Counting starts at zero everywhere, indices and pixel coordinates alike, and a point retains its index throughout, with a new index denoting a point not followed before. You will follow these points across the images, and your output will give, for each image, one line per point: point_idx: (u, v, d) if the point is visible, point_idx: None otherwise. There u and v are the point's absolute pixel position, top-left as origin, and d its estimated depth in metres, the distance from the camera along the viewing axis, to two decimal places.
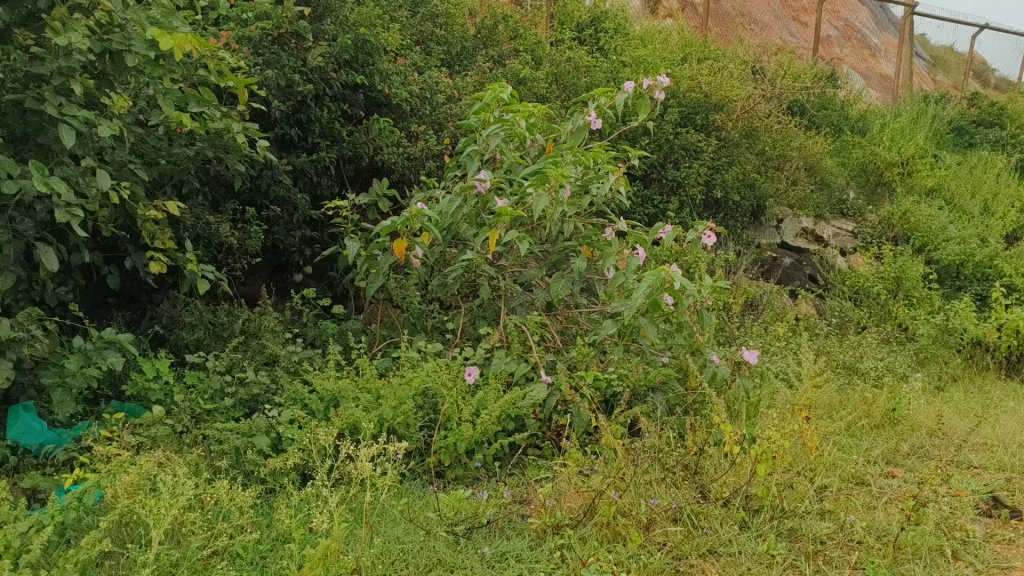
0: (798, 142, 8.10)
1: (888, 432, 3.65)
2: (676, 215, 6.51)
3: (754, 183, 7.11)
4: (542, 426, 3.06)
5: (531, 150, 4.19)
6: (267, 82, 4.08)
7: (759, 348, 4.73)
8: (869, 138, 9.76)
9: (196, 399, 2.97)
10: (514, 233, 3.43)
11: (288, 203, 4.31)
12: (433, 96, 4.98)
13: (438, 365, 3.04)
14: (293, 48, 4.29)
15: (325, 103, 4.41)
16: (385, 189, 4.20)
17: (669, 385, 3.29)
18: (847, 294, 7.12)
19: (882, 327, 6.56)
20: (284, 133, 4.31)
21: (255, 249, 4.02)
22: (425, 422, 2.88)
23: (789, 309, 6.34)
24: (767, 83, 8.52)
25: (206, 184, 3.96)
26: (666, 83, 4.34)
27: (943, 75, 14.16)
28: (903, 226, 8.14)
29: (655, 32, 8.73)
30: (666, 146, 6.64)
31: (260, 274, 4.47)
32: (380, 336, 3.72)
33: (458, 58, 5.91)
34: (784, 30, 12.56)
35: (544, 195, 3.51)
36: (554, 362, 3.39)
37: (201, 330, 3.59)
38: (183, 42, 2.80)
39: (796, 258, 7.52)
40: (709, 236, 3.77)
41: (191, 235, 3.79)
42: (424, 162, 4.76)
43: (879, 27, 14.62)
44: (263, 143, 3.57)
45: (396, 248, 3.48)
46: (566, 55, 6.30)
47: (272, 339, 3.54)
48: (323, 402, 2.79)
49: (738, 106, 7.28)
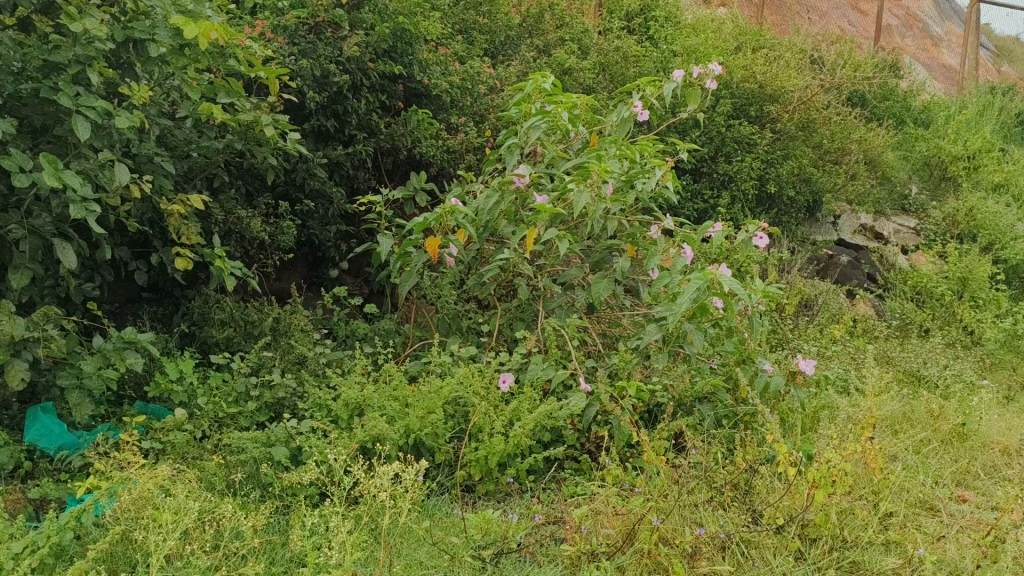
0: (858, 135, 7.75)
1: (956, 449, 3.39)
2: (727, 211, 6.25)
3: (811, 178, 6.80)
4: (580, 438, 2.88)
5: (574, 143, 4.02)
6: (303, 73, 3.96)
7: (814, 353, 4.48)
8: (933, 131, 9.33)
9: (220, 403, 2.86)
10: (553, 231, 3.23)
11: (323, 197, 4.18)
12: (475, 87, 4.82)
13: (471, 372, 2.88)
14: (329, 37, 4.15)
15: (362, 93, 4.25)
16: (422, 182, 4.02)
17: (718, 396, 3.08)
18: (908, 295, 6.79)
19: (946, 331, 6.21)
20: (319, 125, 4.18)
21: (287, 245, 3.91)
22: (455, 433, 2.72)
23: (845, 310, 6.05)
24: (825, 74, 8.17)
25: (238, 178, 3.86)
26: (718, 72, 4.11)
27: (1009, 66, 13.51)
28: (968, 223, 7.74)
29: (708, 20, 8.42)
30: (718, 139, 6.36)
31: (295, 271, 4.37)
32: (414, 337, 3.57)
33: (502, 48, 5.74)
34: (843, 19, 12.08)
35: (586, 191, 3.31)
36: (594, 369, 3.20)
37: (230, 329, 3.49)
38: (206, 30, 2.68)
39: (854, 256, 7.19)
40: (762, 238, 3.54)
41: (223, 231, 3.69)
42: (464, 156, 4.60)
43: (942, 17, 14.03)
44: (295, 136, 3.45)
45: (429, 246, 3.33)
46: (614, 44, 6.07)
47: (301, 339, 3.42)
48: (348, 409, 2.64)
49: (795, 98, 6.95)
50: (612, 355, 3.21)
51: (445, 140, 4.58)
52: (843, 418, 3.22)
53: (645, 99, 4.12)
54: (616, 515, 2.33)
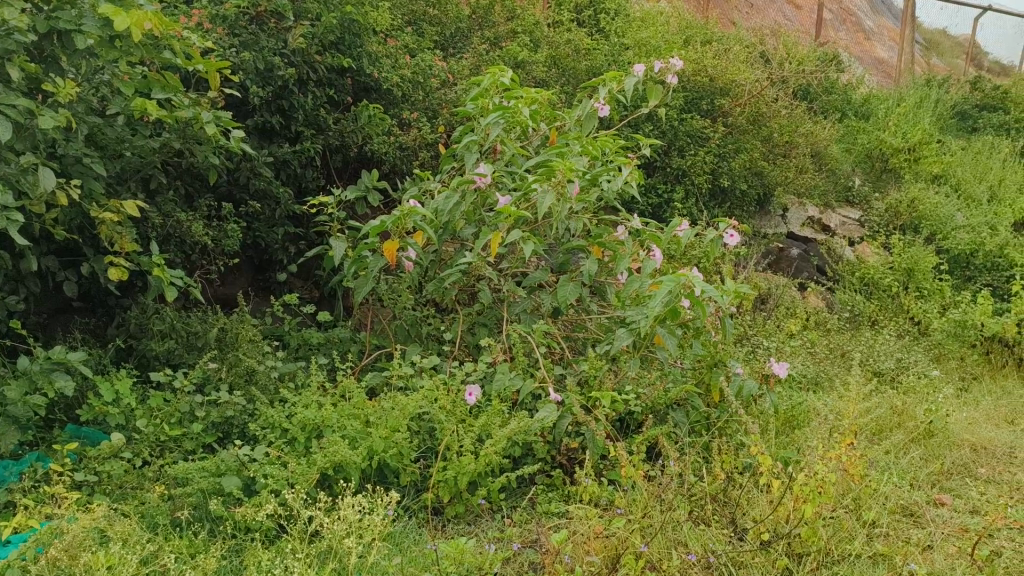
0: (806, 128, 7.76)
1: (924, 447, 3.36)
2: (681, 206, 6.17)
3: (763, 172, 6.78)
4: (551, 451, 2.75)
5: (533, 140, 3.91)
6: (245, 65, 3.72)
7: (773, 350, 4.43)
8: (874, 123, 9.44)
9: (163, 425, 2.64)
10: (518, 233, 3.07)
11: (269, 198, 3.95)
12: (426, 81, 4.64)
13: (435, 385, 2.72)
14: (272, 28, 3.93)
15: (310, 88, 4.04)
16: (375, 181, 3.82)
17: (692, 402, 2.98)
18: (856, 286, 6.83)
19: (896, 322, 6.25)
20: (264, 122, 3.94)
21: (232, 249, 3.68)
22: (421, 452, 2.56)
23: (799, 304, 6.03)
24: (771, 66, 8.18)
25: (177, 179, 3.61)
26: (679, 67, 4.04)
27: (938, 59, 13.81)
28: (910, 215, 7.81)
29: (655, 13, 8.36)
30: (670, 133, 6.28)
31: (240, 276, 4.13)
32: (371, 345, 3.39)
33: (452, 40, 5.55)
34: (780, 13, 12.17)
35: (551, 191, 3.16)
36: (563, 377, 3.07)
37: (173, 341, 3.26)
38: (140, 21, 2.45)
39: (804, 249, 7.20)
40: (733, 236, 3.49)
41: (161, 236, 3.44)
42: (417, 153, 4.43)
43: (873, 11, 14.32)
44: (238, 134, 3.22)
45: (387, 250, 3.11)
46: (565, 37, 5.93)
47: (250, 351, 3.21)
48: (304, 431, 2.46)
49: (745, 91, 6.92)
50: (581, 361, 3.09)
51: (397, 136, 4.39)
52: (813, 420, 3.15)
53: (605, 93, 4.00)
54: (596, 538, 2.21)
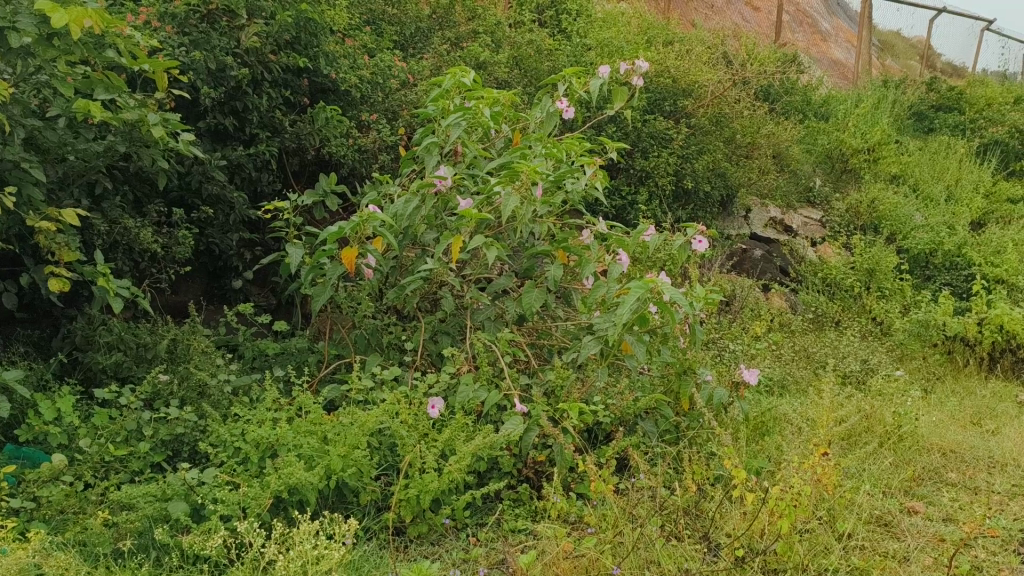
0: (768, 129, 7.76)
1: (894, 452, 3.34)
2: (646, 207, 6.12)
3: (726, 173, 6.75)
4: (517, 465, 2.66)
5: (496, 141, 3.82)
6: (195, 64, 3.56)
7: (739, 354, 4.39)
8: (834, 124, 9.51)
9: (107, 445, 2.50)
10: (481, 238, 2.97)
11: (222, 202, 3.81)
12: (385, 82, 4.53)
13: (395, 397, 2.61)
14: (224, 26, 3.78)
15: (264, 89, 3.90)
16: (332, 185, 3.69)
17: (661, 410, 2.91)
18: (819, 287, 6.85)
19: (859, 322, 6.27)
20: (216, 123, 3.79)
21: (183, 256, 3.53)
22: (381, 470, 2.46)
23: (763, 305, 6.02)
24: (733, 67, 8.19)
25: (124, 183, 3.45)
26: (644, 68, 4.01)
27: (893, 60, 13.95)
28: (870, 215, 7.87)
29: (616, 14, 8.32)
30: (634, 134, 6.23)
31: (193, 283, 3.98)
32: (329, 356, 3.27)
33: (412, 41, 5.44)
34: (739, 15, 12.23)
35: (514, 195, 3.06)
36: (529, 387, 2.98)
37: (121, 353, 3.11)
38: (79, 18, 2.30)
39: (767, 250, 7.20)
40: (701, 242, 3.45)
41: (107, 244, 3.29)
42: (377, 155, 4.32)
43: (829, 13, 14.50)
44: (188, 137, 3.07)
45: (344, 258, 2.98)
46: (527, 38, 5.85)
47: (202, 364, 3.07)
48: (257, 450, 2.34)
49: (708, 91, 6.90)
50: (547, 371, 3.00)
51: (356, 138, 4.28)
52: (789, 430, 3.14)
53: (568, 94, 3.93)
54: (565, 559, 2.14)
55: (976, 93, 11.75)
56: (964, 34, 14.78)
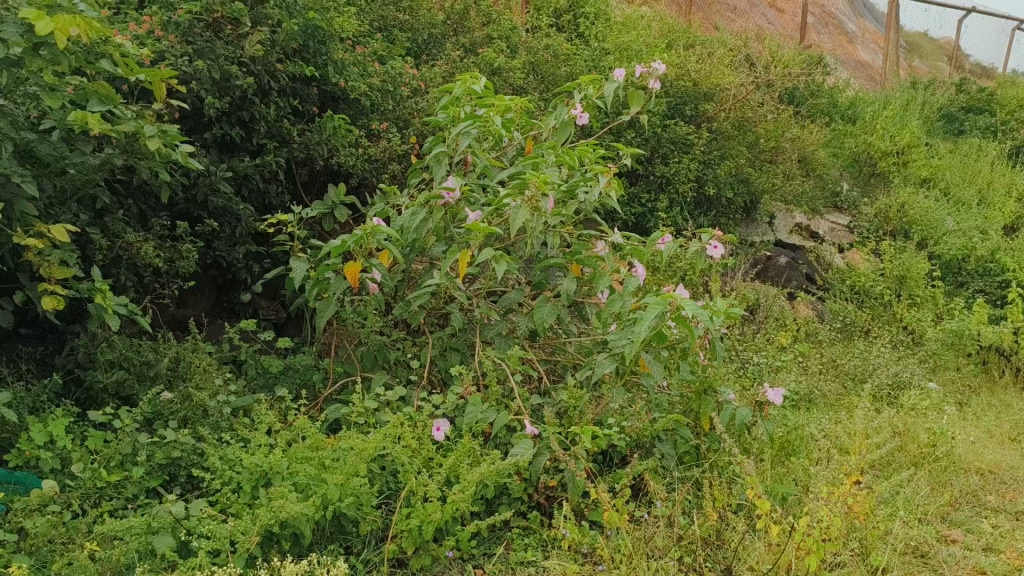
0: (792, 133, 7.57)
1: (928, 474, 3.17)
2: (666, 214, 5.96)
3: (749, 179, 6.58)
4: (528, 490, 2.54)
5: (508, 150, 3.70)
6: (199, 74, 3.47)
7: (763, 367, 4.23)
8: (860, 127, 9.28)
9: (100, 470, 2.40)
10: (489, 252, 2.84)
11: (228, 215, 3.72)
12: (397, 89, 4.43)
13: (399, 420, 2.50)
14: (229, 35, 3.69)
15: (272, 98, 3.81)
16: (341, 196, 3.58)
17: (680, 432, 2.77)
18: (847, 294, 6.65)
19: (888, 331, 6.07)
20: (222, 134, 3.69)
21: (188, 271, 3.44)
22: (383, 498, 2.35)
23: (788, 314, 5.84)
24: (756, 70, 8.00)
25: (128, 197, 3.36)
26: (662, 71, 3.86)
27: (920, 61, 13.66)
28: (899, 220, 7.65)
29: (636, 18, 8.17)
30: (654, 139, 6.07)
31: (201, 297, 3.90)
32: (335, 373, 3.16)
33: (426, 47, 5.33)
34: (762, 17, 12.02)
35: (524, 206, 2.93)
36: (541, 407, 2.85)
37: (121, 372, 3.02)
38: (64, 26, 2.22)
39: (792, 257, 7.01)
40: (716, 247, 3.20)
41: (109, 260, 3.20)
42: (387, 165, 4.21)
43: (855, 14, 14.22)
44: (187, 149, 2.97)
45: (348, 272, 2.87)
46: (544, 42, 5.72)
47: (203, 383, 2.98)
48: (253, 477, 2.24)
49: (730, 95, 6.72)
50: (560, 390, 2.87)
51: (366, 147, 4.18)
52: (820, 450, 3.01)
53: (583, 100, 3.80)
54: None
55: (1008, 94, 11.44)
56: (994, 34, 14.43)
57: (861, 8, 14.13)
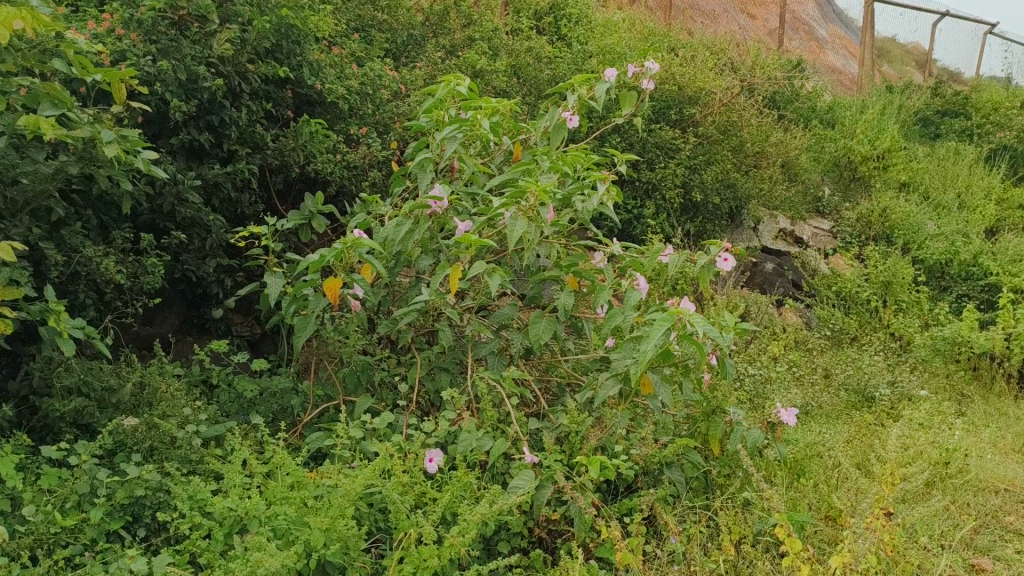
0: (776, 137, 7.44)
1: (945, 494, 3.02)
2: (654, 221, 5.79)
3: (736, 184, 6.42)
4: (529, 525, 2.34)
5: (496, 156, 3.49)
6: (163, 75, 3.22)
7: (760, 380, 4.06)
8: (841, 131, 9.19)
9: (55, 512, 2.15)
10: (482, 266, 2.63)
11: (198, 226, 3.47)
12: (375, 92, 4.23)
13: (388, 451, 2.29)
14: (196, 33, 3.45)
15: (244, 102, 3.58)
16: (321, 205, 3.35)
17: (689, 457, 2.59)
18: (834, 301, 6.52)
19: (876, 338, 5.92)
20: (190, 139, 3.45)
21: (153, 287, 3.19)
22: (372, 539, 2.13)
23: (778, 322, 5.68)
24: (737, 73, 7.88)
25: (86, 208, 3.11)
26: (655, 70, 3.68)
27: (891, 67, 13.33)
28: (882, 225, 7.54)
29: (615, 20, 8.01)
30: (639, 144, 5.90)
31: (171, 312, 3.65)
32: (315, 397, 2.94)
33: (404, 49, 5.12)
34: (736, 23, 11.94)
35: (520, 217, 2.72)
36: (539, 431, 2.66)
37: (79, 399, 2.77)
38: (6, 19, 2.00)
39: (778, 263, 6.86)
40: (726, 259, 3.03)
41: (65, 277, 2.95)
42: (367, 172, 4.01)
43: (826, 19, 14.23)
44: (150, 156, 2.73)
45: (328, 289, 2.63)
46: (526, 45, 5.53)
47: (170, 410, 2.74)
48: (225, 522, 2.01)
49: (715, 98, 6.58)
50: (559, 413, 2.68)
51: (344, 153, 3.97)
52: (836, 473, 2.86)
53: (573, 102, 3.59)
54: None
55: (982, 98, 11.47)
56: (962, 40, 14.50)
57: (831, 14, 14.13)
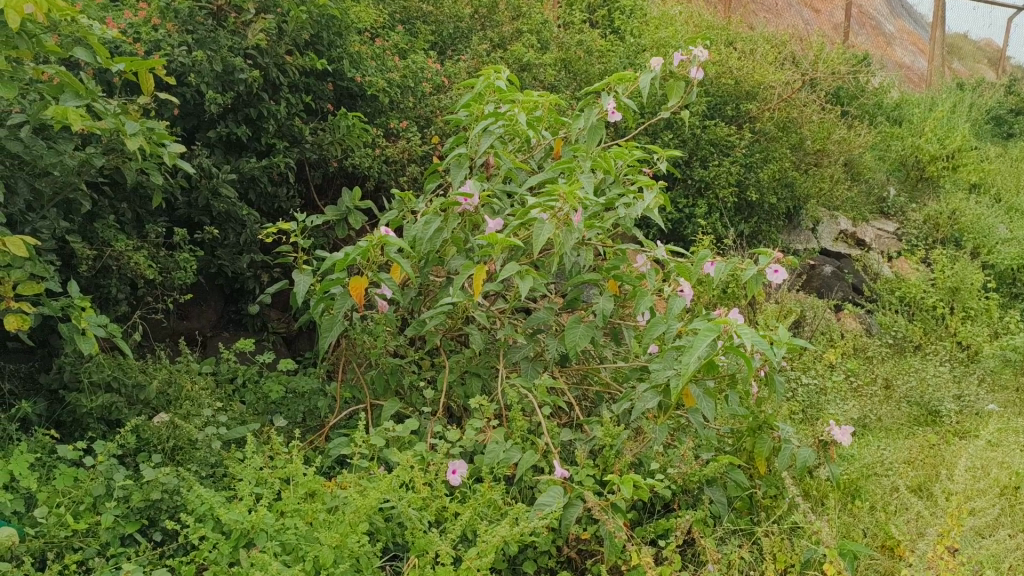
0: (839, 134, 7.11)
1: (1017, 523, 2.79)
2: (706, 221, 5.58)
3: (793, 183, 6.14)
4: (557, 544, 2.21)
5: (536, 152, 3.37)
6: (198, 66, 3.15)
7: (813, 391, 3.85)
8: (908, 129, 8.79)
9: (66, 515, 2.08)
10: (513, 268, 2.50)
11: (233, 221, 3.41)
12: (418, 85, 4.12)
13: (408, 462, 2.17)
14: (233, 23, 3.38)
15: (283, 95, 3.51)
16: (358, 200, 3.22)
17: (732, 476, 2.42)
18: (896, 307, 6.22)
19: (942, 347, 5.62)
20: (228, 132, 3.39)
21: (184, 283, 3.14)
22: (388, 555, 2.02)
23: (836, 328, 5.43)
24: (799, 68, 7.58)
25: (120, 201, 3.06)
26: (704, 57, 3.44)
27: (959, 64, 12.78)
28: (950, 227, 7.18)
29: (672, 13, 7.77)
30: (692, 141, 5.68)
31: (206, 307, 3.63)
32: (342, 398, 2.85)
33: (450, 41, 5.01)
34: (799, 17, 11.54)
35: (550, 221, 2.57)
36: (572, 443, 2.52)
37: (106, 395, 2.71)
38: (17, 3, 1.98)
39: (837, 266, 6.55)
40: (776, 271, 2.80)
41: (95, 270, 2.91)
42: (406, 167, 3.92)
43: (893, 14, 13.70)
44: (177, 149, 2.65)
45: (353, 289, 2.54)
46: (577, 38, 5.38)
47: (194, 410, 2.68)
48: (233, 534, 1.91)
49: (775, 93, 6.28)
50: (593, 424, 2.54)
51: (383, 148, 3.88)
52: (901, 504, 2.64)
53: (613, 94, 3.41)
54: None
55: None
56: None
57: (899, 9, 13.60)
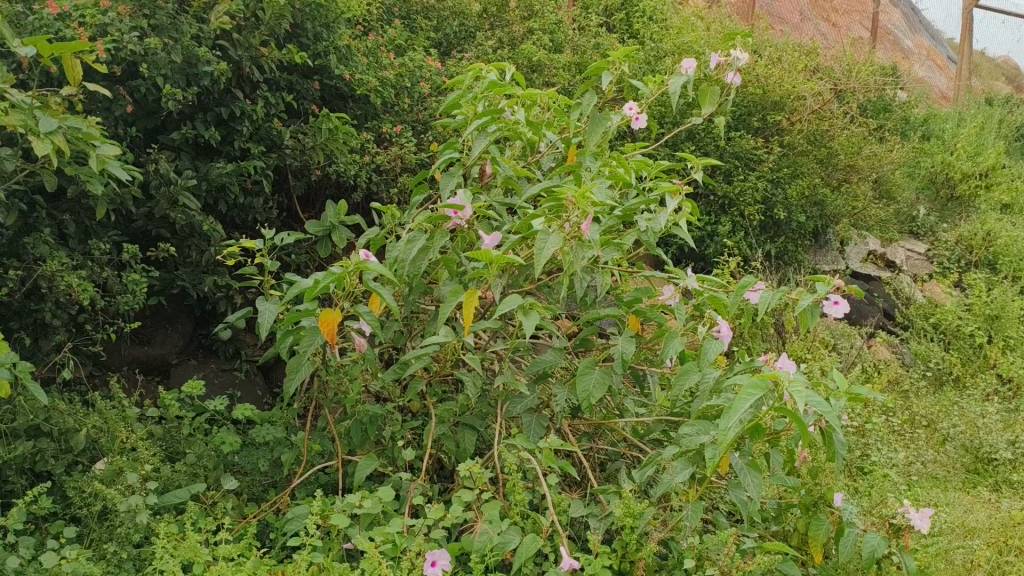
0: (870, 148, 6.44)
1: None
2: (731, 240, 5.10)
3: (824, 201, 5.65)
4: None
5: (543, 159, 2.89)
6: (152, 56, 2.72)
7: (852, 437, 3.34)
8: (939, 145, 8.25)
9: None
10: (518, 301, 2.01)
11: (195, 235, 2.96)
12: (414, 85, 3.68)
13: (373, 552, 1.71)
14: (198, 9, 2.95)
15: (260, 93, 3.08)
16: (343, 213, 2.69)
17: (782, 567, 1.94)
18: (930, 334, 5.67)
19: (983, 379, 5.07)
20: (194, 134, 2.96)
21: (132, 309, 2.69)
22: None
23: (867, 357, 4.90)
24: (828, 78, 7.08)
25: (62, 211, 2.62)
26: (744, 59, 2.94)
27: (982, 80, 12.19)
28: (986, 251, 6.64)
29: (693, 19, 7.29)
30: (716, 153, 5.21)
31: (170, 330, 3.18)
32: (309, 451, 2.39)
33: (454, 39, 4.55)
34: (819, 28, 11.01)
35: (554, 231, 2.09)
36: (584, 519, 2.05)
37: (27, 443, 2.25)
38: None
39: (868, 289, 6.03)
40: (836, 302, 2.34)
41: (22, 292, 2.48)
42: (397, 177, 3.48)
43: (913, 29, 13.13)
44: (110, 151, 2.19)
45: (324, 323, 2.07)
46: (593, 39, 4.91)
47: (130, 463, 2.23)
48: None
49: (806, 104, 5.77)
50: (610, 496, 2.07)
51: (373, 154, 3.45)
52: None
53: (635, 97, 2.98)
54: None
55: None
56: None
57: (917, 22, 13.03)
